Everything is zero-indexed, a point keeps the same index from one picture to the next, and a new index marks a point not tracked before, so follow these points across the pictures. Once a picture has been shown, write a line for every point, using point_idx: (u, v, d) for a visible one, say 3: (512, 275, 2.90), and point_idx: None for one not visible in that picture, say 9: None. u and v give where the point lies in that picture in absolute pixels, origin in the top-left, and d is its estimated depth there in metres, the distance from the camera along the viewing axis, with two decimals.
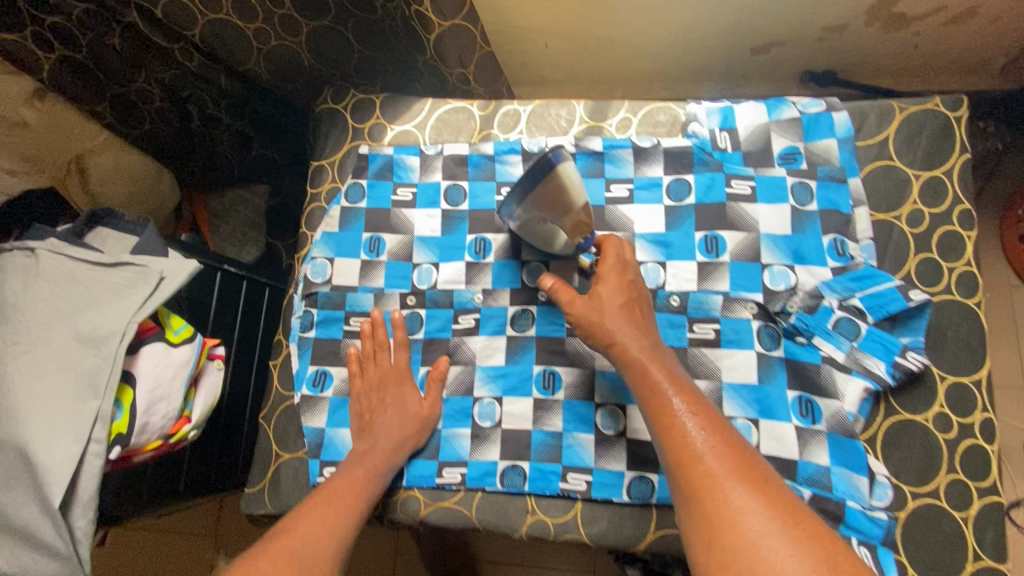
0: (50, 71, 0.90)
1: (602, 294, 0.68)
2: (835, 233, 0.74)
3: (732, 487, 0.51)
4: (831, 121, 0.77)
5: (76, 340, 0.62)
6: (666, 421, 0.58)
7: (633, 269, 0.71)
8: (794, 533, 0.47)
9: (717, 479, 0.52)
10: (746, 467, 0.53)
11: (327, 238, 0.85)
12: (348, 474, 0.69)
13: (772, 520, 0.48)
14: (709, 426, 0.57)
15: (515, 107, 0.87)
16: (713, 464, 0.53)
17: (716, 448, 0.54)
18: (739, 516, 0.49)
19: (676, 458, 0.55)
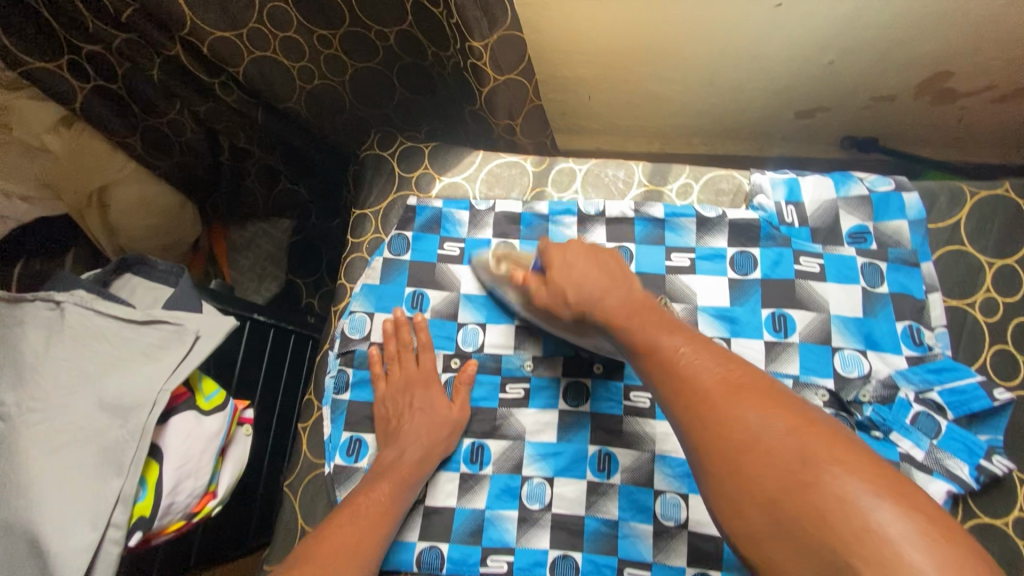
0: (82, 102, 0.87)
1: (571, 281, 0.64)
2: (909, 319, 0.70)
3: (747, 405, 0.51)
4: (902, 202, 0.75)
5: (101, 409, 0.56)
6: (660, 355, 0.58)
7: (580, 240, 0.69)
8: (823, 438, 0.47)
9: (729, 396, 0.52)
10: (753, 384, 0.53)
11: (367, 290, 0.80)
12: (375, 489, 0.65)
13: (798, 430, 0.48)
14: (703, 350, 0.57)
15: (571, 165, 0.83)
16: (718, 385, 0.53)
17: (721, 374, 0.54)
18: (764, 433, 0.49)
19: (682, 391, 0.55)
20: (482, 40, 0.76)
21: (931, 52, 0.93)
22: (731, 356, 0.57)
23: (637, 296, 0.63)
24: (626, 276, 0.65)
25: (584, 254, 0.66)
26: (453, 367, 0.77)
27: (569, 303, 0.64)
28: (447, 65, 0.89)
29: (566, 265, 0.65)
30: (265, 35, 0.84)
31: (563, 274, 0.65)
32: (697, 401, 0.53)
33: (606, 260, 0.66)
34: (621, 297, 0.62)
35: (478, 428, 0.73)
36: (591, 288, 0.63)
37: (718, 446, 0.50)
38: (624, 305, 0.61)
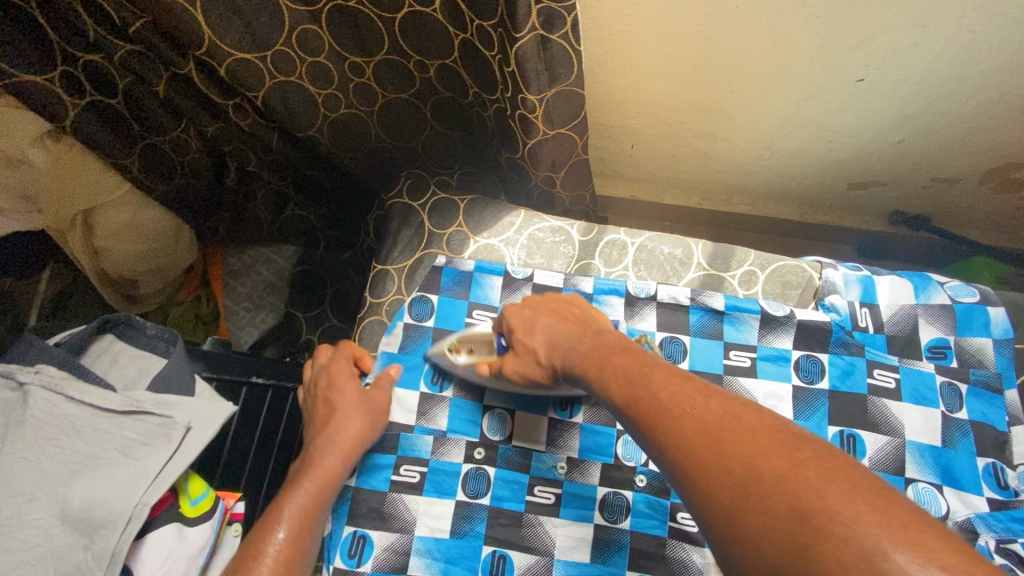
0: (75, 119, 0.76)
1: (539, 336, 0.62)
2: (991, 456, 0.64)
3: (731, 452, 0.39)
4: (987, 317, 0.68)
5: (62, 524, 0.46)
6: (642, 407, 0.47)
7: (550, 301, 0.67)
8: (836, 483, 0.34)
9: (711, 441, 0.40)
10: (739, 421, 0.41)
11: (384, 359, 0.71)
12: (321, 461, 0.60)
13: (795, 476, 0.36)
14: (681, 390, 0.46)
15: (622, 237, 0.75)
16: (698, 430, 0.42)
17: (700, 415, 0.43)
18: (757, 485, 0.36)
19: (666, 442, 0.43)
20: (538, 94, 0.68)
21: (1006, 143, 0.86)
22: (716, 390, 0.46)
23: (608, 339, 0.58)
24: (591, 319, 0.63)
25: (536, 308, 0.65)
26: (476, 458, 0.67)
27: (541, 361, 0.62)
28: (490, 107, 0.80)
29: (528, 319, 0.64)
30: (293, 59, 0.74)
31: (527, 333, 0.63)
32: (678, 453, 0.42)
33: (567, 311, 0.64)
34: (589, 340, 0.58)
35: (501, 534, 0.64)
36: (560, 342, 0.60)
37: (712, 511, 0.38)
38: (592, 350, 0.57)
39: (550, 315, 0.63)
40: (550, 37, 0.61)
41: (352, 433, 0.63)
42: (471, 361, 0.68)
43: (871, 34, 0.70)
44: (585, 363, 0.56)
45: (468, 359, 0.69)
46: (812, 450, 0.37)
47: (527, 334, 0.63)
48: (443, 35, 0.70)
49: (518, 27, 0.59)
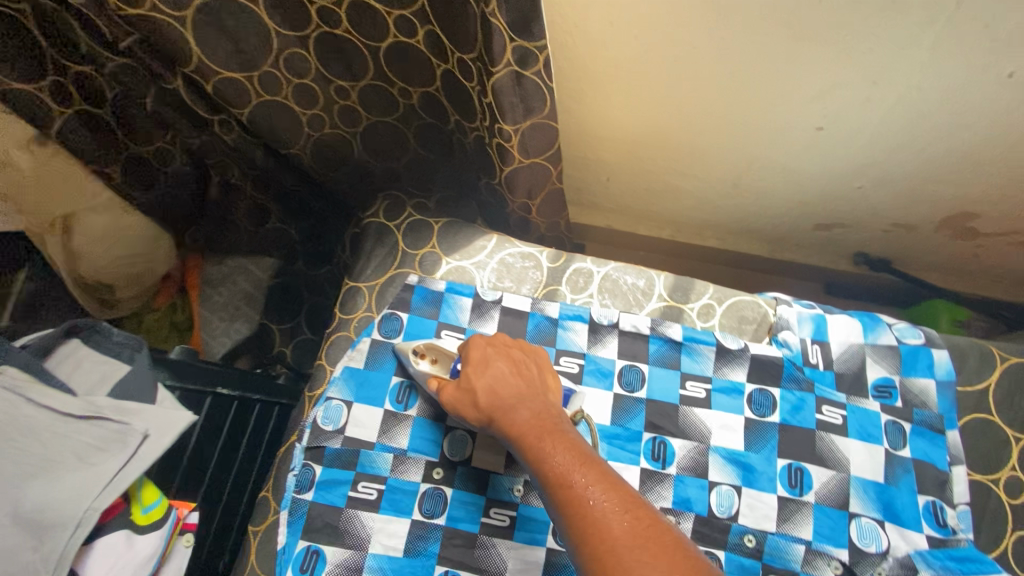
0: (60, 126, 0.78)
1: (484, 380, 0.62)
2: (932, 494, 0.66)
3: (653, 564, 0.43)
4: (931, 359, 0.71)
5: (13, 526, 0.46)
6: (571, 491, 0.49)
7: (503, 342, 0.66)
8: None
9: (635, 548, 0.44)
10: (663, 535, 0.45)
11: (348, 375, 0.72)
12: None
13: None
14: (614, 490, 0.49)
15: (588, 266, 0.78)
16: (628, 534, 0.45)
17: (628, 521, 0.46)
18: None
19: (589, 535, 0.46)
20: (514, 124, 0.71)
21: (958, 194, 0.91)
22: (641, 498, 0.49)
23: (550, 411, 0.59)
24: (537, 376, 0.64)
25: (499, 349, 0.65)
26: (434, 478, 0.68)
27: (479, 405, 0.61)
28: (470, 135, 0.83)
29: (484, 359, 0.64)
30: (279, 79, 0.77)
31: (478, 371, 0.62)
32: (598, 549, 0.45)
33: (525, 366, 0.64)
34: (535, 408, 0.59)
35: (454, 555, 0.65)
36: (506, 395, 0.60)
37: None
38: (535, 419, 0.57)
39: (506, 363, 0.63)
40: (524, 73, 0.64)
41: None
42: (430, 369, 0.68)
43: (828, 86, 0.75)
44: (521, 432, 0.57)
45: (427, 367, 0.69)
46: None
47: (475, 373, 0.63)
48: (425, 66, 0.73)
49: (495, 62, 0.62)
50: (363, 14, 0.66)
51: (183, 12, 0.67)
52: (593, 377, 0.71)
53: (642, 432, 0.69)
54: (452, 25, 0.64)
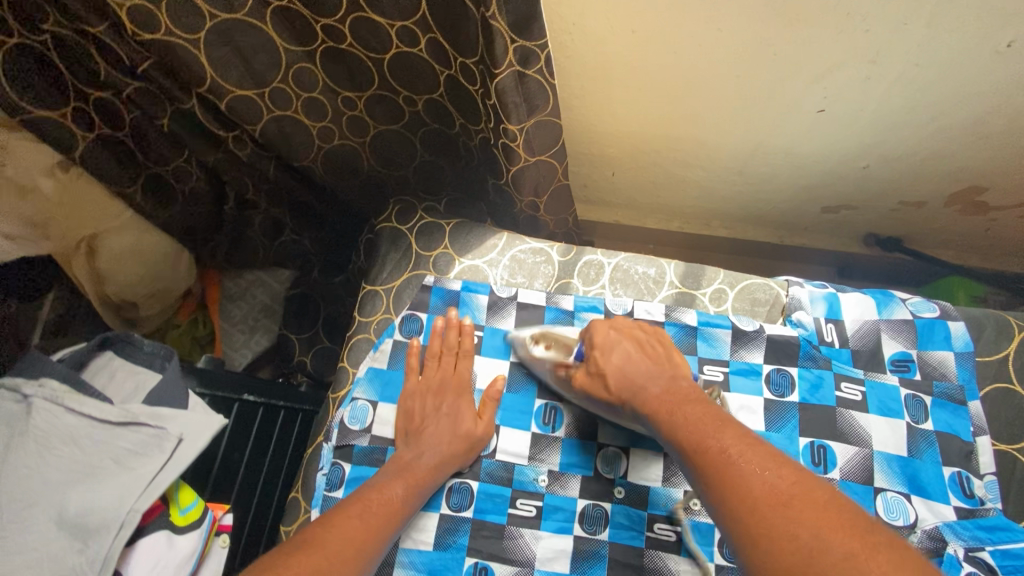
0: (83, 150, 0.81)
1: (613, 362, 0.64)
2: (957, 465, 0.66)
3: (802, 519, 0.42)
4: (948, 331, 0.71)
5: (60, 530, 0.48)
6: (709, 454, 0.50)
7: (632, 326, 0.68)
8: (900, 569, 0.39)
9: (781, 505, 0.44)
10: (812, 493, 0.45)
11: (372, 375, 0.73)
12: (436, 451, 0.65)
13: (866, 557, 0.39)
14: (751, 450, 0.49)
15: (599, 258, 0.79)
16: (770, 493, 0.45)
17: (775, 481, 0.46)
18: (822, 556, 0.40)
19: (731, 497, 0.46)
20: (519, 124, 0.73)
21: (963, 170, 0.91)
22: (786, 457, 0.49)
23: (683, 387, 0.60)
24: (672, 359, 0.65)
25: (621, 331, 0.67)
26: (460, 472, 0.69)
27: (610, 387, 0.64)
28: (476, 138, 0.85)
29: (609, 343, 0.66)
30: (289, 95, 0.79)
31: (604, 356, 0.65)
32: (742, 507, 0.45)
33: (652, 347, 0.66)
34: (663, 384, 0.61)
35: (484, 547, 0.66)
36: (634, 374, 0.63)
37: (769, 568, 0.42)
38: (667, 394, 0.59)
39: (632, 343, 0.65)
40: (526, 72, 0.66)
41: (443, 438, 0.66)
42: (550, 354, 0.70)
43: (827, 68, 0.76)
44: (655, 407, 0.59)
45: (544, 353, 0.71)
46: (881, 538, 0.41)
47: (603, 356, 0.66)
48: (430, 72, 0.75)
49: (497, 64, 0.64)
50: (366, 27, 0.69)
51: (196, 34, 0.69)
52: None
53: None
54: (454, 30, 0.66)
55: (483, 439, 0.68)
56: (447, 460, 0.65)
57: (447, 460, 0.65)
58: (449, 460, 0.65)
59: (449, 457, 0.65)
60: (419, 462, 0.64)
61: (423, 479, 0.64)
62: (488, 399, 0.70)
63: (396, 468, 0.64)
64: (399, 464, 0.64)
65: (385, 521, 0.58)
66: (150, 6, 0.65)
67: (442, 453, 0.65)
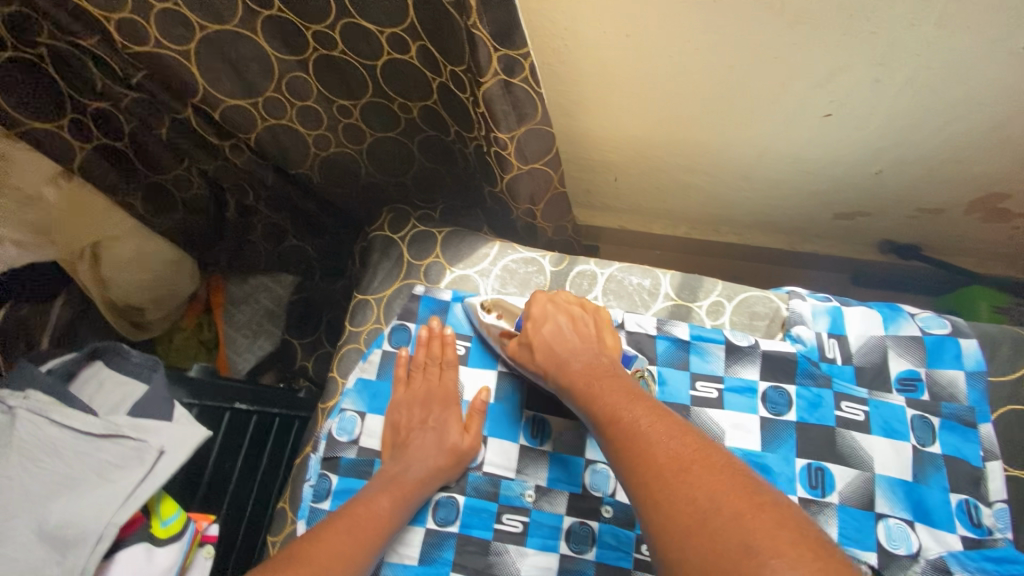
0: (82, 159, 0.84)
1: (543, 335, 0.65)
2: (964, 492, 0.63)
3: (697, 482, 0.43)
4: (958, 348, 0.67)
5: (38, 543, 0.48)
6: (620, 425, 0.51)
7: (568, 298, 0.69)
8: (781, 526, 0.39)
9: (680, 470, 0.45)
10: (709, 458, 0.46)
11: (360, 386, 0.73)
12: (423, 464, 0.64)
13: (751, 515, 0.40)
14: (661, 421, 0.50)
15: (592, 268, 0.78)
16: (672, 459, 0.46)
17: (676, 447, 0.47)
18: (711, 516, 0.41)
19: (637, 464, 0.47)
20: (509, 132, 0.71)
21: (984, 175, 0.86)
22: (690, 428, 0.50)
23: (605, 362, 0.61)
24: (602, 336, 0.66)
25: (559, 304, 0.68)
26: (446, 485, 0.68)
27: (537, 360, 0.64)
28: (470, 145, 0.84)
29: (544, 315, 0.67)
30: (282, 104, 0.79)
31: (536, 328, 0.66)
32: (645, 472, 0.46)
33: (584, 323, 0.66)
34: (588, 358, 0.62)
35: (468, 562, 0.65)
36: (562, 348, 0.63)
37: (664, 529, 0.42)
38: (588, 368, 0.60)
39: (565, 318, 0.66)
40: (512, 81, 0.65)
41: (431, 451, 0.65)
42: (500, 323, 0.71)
43: (832, 72, 0.73)
44: (577, 382, 0.59)
45: (494, 321, 0.71)
46: (769, 499, 0.42)
47: (535, 328, 0.66)
48: (420, 79, 0.74)
49: (482, 73, 0.63)
50: (357, 34, 0.68)
51: (186, 47, 0.70)
52: None
53: None
54: (441, 38, 0.65)
55: (470, 454, 0.67)
56: (434, 473, 0.64)
57: (433, 472, 0.64)
58: (436, 474, 0.65)
59: (437, 470, 0.65)
60: (405, 475, 0.64)
61: (412, 492, 0.63)
62: (474, 412, 0.69)
63: (383, 480, 0.63)
64: (387, 476, 0.64)
65: (371, 534, 0.58)
66: (139, 20, 0.67)
67: (429, 466, 0.64)
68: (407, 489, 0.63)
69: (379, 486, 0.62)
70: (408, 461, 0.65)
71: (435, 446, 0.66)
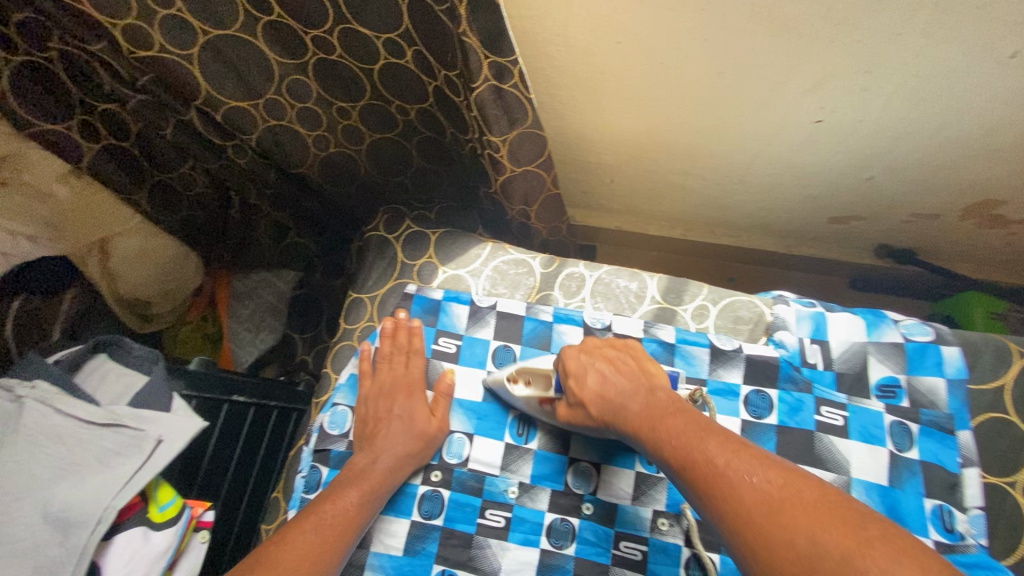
0: (90, 159, 0.87)
1: (590, 387, 0.63)
2: (938, 498, 0.64)
3: (795, 523, 0.42)
4: (940, 356, 0.68)
5: (43, 523, 0.51)
6: (697, 467, 0.50)
7: (600, 344, 0.67)
8: (900, 561, 0.38)
9: (774, 512, 0.44)
10: (800, 494, 0.45)
11: (352, 382, 0.76)
12: (389, 455, 0.67)
13: (862, 554, 0.39)
14: (739, 456, 0.49)
15: (581, 270, 0.79)
16: (761, 500, 0.45)
17: (762, 486, 0.46)
18: (820, 558, 0.40)
19: (726, 509, 0.46)
20: (501, 135, 0.73)
21: (978, 181, 0.86)
22: (774, 461, 0.49)
23: (662, 399, 0.59)
24: (647, 371, 0.64)
25: (592, 354, 0.65)
26: (432, 480, 0.70)
27: (592, 413, 0.62)
28: (466, 147, 0.86)
29: (582, 368, 0.64)
30: (283, 105, 0.82)
31: (580, 383, 0.63)
32: (734, 517, 0.45)
33: (624, 362, 0.64)
34: (643, 399, 0.60)
35: (451, 555, 0.67)
36: (613, 395, 0.61)
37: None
38: (646, 411, 0.58)
39: (605, 363, 0.64)
40: (502, 87, 0.66)
41: (397, 442, 0.67)
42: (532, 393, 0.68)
43: (821, 79, 0.73)
44: (637, 424, 0.58)
45: (524, 391, 0.69)
46: (878, 530, 0.41)
47: (578, 383, 0.64)
48: (416, 82, 0.76)
49: (473, 78, 0.65)
50: (354, 38, 0.70)
51: (188, 50, 0.72)
52: None
53: None
54: (435, 44, 0.66)
55: (438, 437, 0.70)
56: (400, 461, 0.67)
57: (399, 461, 0.67)
58: (401, 461, 0.67)
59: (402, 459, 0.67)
60: (373, 467, 0.66)
61: (381, 483, 0.65)
62: (442, 395, 0.72)
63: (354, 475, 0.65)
64: (354, 470, 0.66)
65: (341, 529, 0.60)
66: (147, 26, 0.69)
67: (396, 456, 0.67)
68: (375, 481, 0.65)
69: (349, 480, 0.64)
70: (377, 454, 0.67)
71: (399, 434, 0.68)
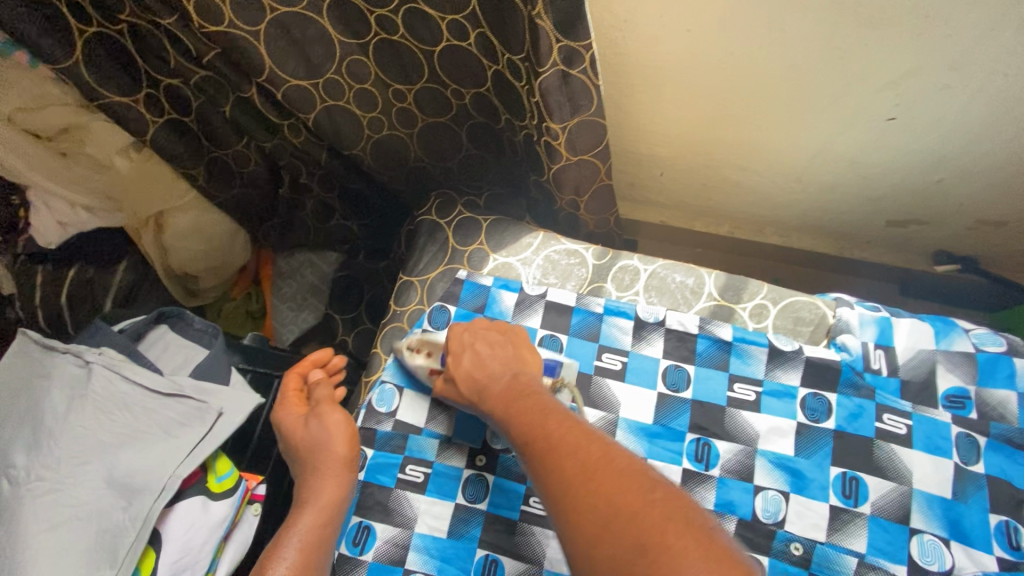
0: (153, 133, 0.88)
1: (465, 366, 0.65)
2: (1005, 514, 0.61)
3: (599, 488, 0.44)
4: (1013, 368, 0.65)
5: (109, 487, 0.53)
6: (534, 439, 0.51)
7: (487, 330, 0.69)
8: (674, 521, 0.40)
9: (585, 477, 0.45)
10: (613, 462, 0.46)
11: (399, 362, 0.75)
12: (324, 489, 0.64)
13: (646, 519, 0.41)
14: (574, 428, 0.50)
15: (635, 264, 0.78)
16: (576, 466, 0.46)
17: (581, 453, 0.47)
18: (615, 520, 0.42)
19: (548, 475, 0.48)
20: (561, 122, 0.72)
21: None
22: (600, 435, 0.50)
23: (522, 380, 0.61)
24: (518, 354, 0.66)
25: (474, 333, 0.68)
26: (476, 465, 0.70)
27: (462, 390, 0.65)
28: (519, 133, 0.85)
29: (462, 346, 0.67)
30: (341, 85, 0.81)
31: (456, 361, 0.66)
32: (553, 480, 0.47)
33: (501, 344, 0.67)
34: (506, 380, 0.61)
35: (495, 540, 0.67)
36: (481, 375, 0.63)
37: (574, 536, 0.43)
38: (506, 390, 0.60)
39: (482, 345, 0.66)
40: (570, 72, 0.65)
41: (329, 475, 0.64)
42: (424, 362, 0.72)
43: (901, 74, 0.70)
44: (496, 401, 0.59)
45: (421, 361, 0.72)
46: (664, 492, 0.43)
47: (456, 363, 0.66)
48: (477, 66, 0.75)
49: (541, 63, 0.63)
50: (418, 19, 0.69)
51: (257, 27, 0.73)
52: (637, 376, 0.71)
53: (686, 432, 0.68)
54: (502, 26, 0.66)
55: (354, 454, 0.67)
56: (337, 490, 0.64)
57: (336, 492, 0.64)
58: (338, 489, 0.64)
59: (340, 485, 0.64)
60: (311, 500, 0.63)
61: (331, 512, 0.62)
62: (319, 397, 0.72)
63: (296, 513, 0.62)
64: (296, 510, 0.63)
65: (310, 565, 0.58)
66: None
67: (331, 487, 0.64)
68: (325, 512, 0.62)
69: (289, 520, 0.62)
70: (312, 487, 0.64)
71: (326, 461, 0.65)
